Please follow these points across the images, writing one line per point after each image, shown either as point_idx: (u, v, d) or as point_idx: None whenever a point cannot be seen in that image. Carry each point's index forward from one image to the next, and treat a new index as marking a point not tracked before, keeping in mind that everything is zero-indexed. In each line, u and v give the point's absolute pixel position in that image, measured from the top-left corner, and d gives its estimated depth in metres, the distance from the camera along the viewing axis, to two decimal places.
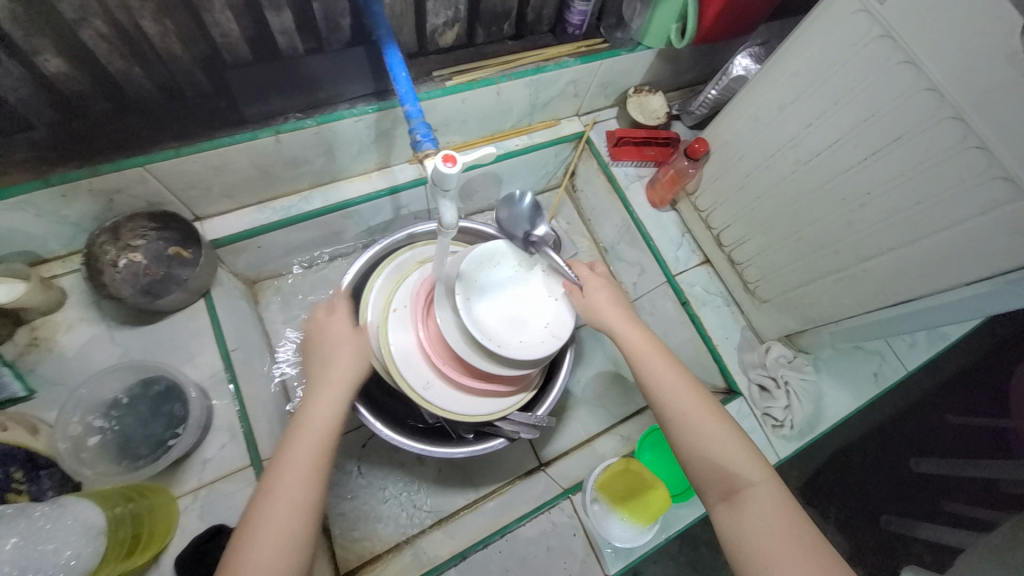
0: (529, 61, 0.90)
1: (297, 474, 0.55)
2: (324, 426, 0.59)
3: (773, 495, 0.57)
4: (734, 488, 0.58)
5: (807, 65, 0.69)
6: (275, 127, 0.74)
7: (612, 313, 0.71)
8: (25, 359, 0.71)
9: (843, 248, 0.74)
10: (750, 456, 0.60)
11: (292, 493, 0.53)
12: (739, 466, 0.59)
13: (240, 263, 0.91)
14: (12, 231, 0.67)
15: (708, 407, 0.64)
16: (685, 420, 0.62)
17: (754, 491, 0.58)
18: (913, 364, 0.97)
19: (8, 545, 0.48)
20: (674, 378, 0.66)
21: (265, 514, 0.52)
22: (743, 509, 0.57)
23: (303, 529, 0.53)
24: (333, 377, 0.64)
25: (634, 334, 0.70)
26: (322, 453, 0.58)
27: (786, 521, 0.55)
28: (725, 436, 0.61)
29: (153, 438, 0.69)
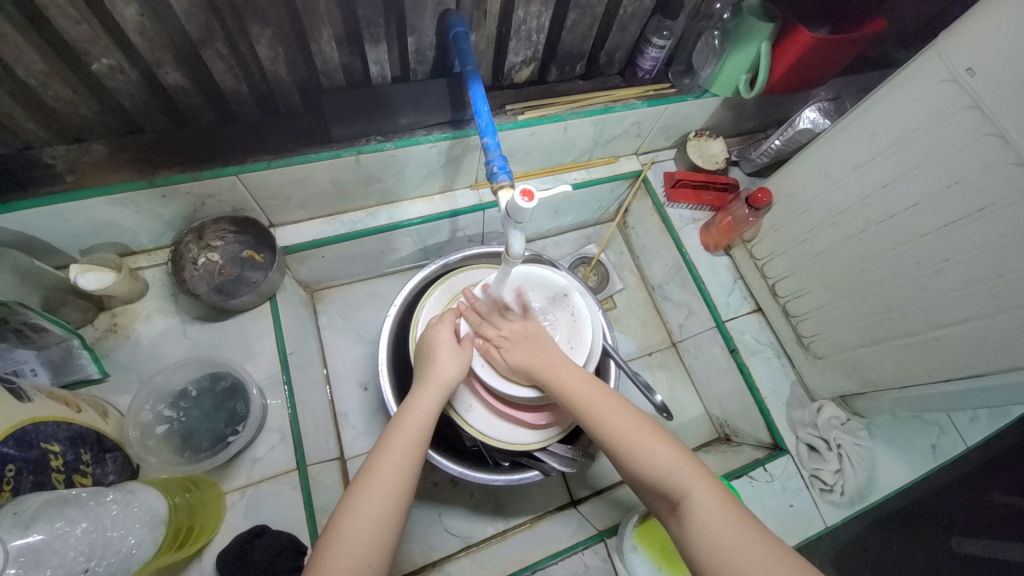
0: (598, 101, 0.93)
1: (394, 462, 0.58)
2: (424, 424, 0.62)
3: (712, 498, 0.54)
4: (675, 498, 0.55)
5: (886, 128, 0.69)
6: (357, 147, 0.78)
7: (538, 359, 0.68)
8: (103, 343, 0.76)
9: (914, 313, 0.72)
10: (684, 462, 0.57)
11: (387, 480, 0.56)
12: (673, 474, 0.56)
13: (303, 270, 0.95)
14: (112, 223, 0.73)
15: (637, 422, 0.61)
16: (612, 430, 0.60)
17: (693, 497, 0.54)
18: (975, 440, 0.92)
19: (79, 529, 0.47)
20: (591, 394, 0.63)
21: (362, 494, 0.55)
22: (687, 520, 0.54)
23: (394, 518, 0.55)
24: (431, 378, 0.67)
25: (557, 360, 0.67)
26: (416, 447, 0.60)
27: (730, 522, 0.52)
28: (655, 443, 0.59)
29: (215, 433, 0.72)
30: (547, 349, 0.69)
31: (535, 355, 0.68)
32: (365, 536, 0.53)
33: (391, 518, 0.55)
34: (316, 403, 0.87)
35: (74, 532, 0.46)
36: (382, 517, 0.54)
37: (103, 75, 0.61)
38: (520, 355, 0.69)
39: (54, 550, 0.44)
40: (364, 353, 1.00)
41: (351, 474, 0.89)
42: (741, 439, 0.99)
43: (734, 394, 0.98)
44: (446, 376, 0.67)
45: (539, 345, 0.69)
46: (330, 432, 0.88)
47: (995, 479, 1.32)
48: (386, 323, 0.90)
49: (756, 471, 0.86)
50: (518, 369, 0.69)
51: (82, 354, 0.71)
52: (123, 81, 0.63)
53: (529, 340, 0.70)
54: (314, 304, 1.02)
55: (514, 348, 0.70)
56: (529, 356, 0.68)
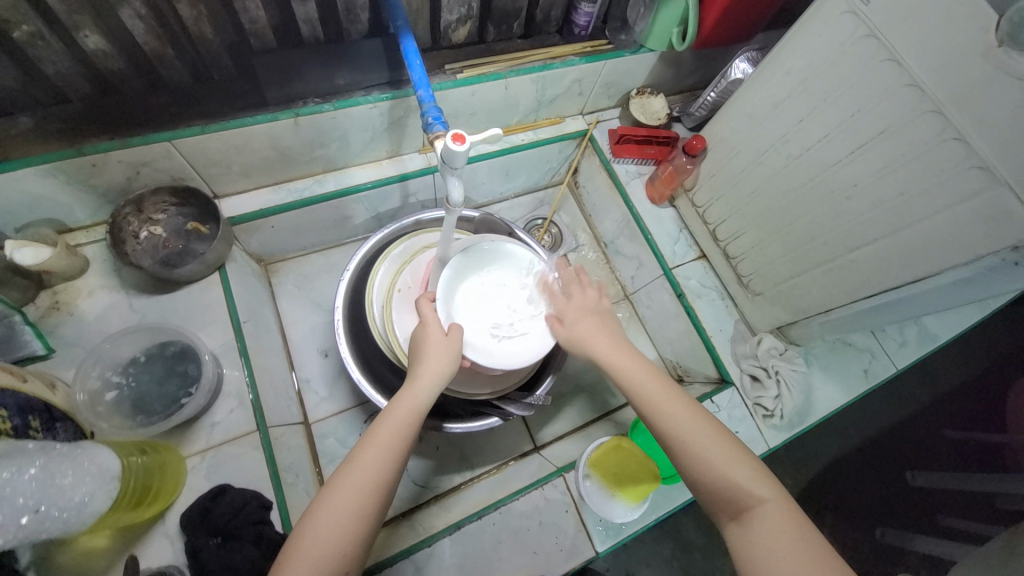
0: (537, 58, 0.94)
1: (376, 459, 0.57)
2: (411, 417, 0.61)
3: (786, 511, 0.55)
4: (744, 507, 0.56)
5: (799, 65, 0.74)
6: (295, 110, 0.78)
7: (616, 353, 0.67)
8: (46, 321, 0.74)
9: (831, 240, 0.78)
10: (760, 474, 0.58)
11: (364, 480, 0.56)
12: (749, 484, 0.57)
13: (253, 243, 0.94)
14: (42, 197, 0.71)
15: (717, 435, 0.61)
16: (679, 436, 0.60)
17: (766, 509, 0.56)
18: (903, 363, 1.01)
19: (28, 475, 0.48)
20: (664, 399, 0.63)
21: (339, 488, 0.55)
22: (755, 528, 0.55)
23: (371, 513, 0.55)
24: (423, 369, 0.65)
25: (619, 347, 0.68)
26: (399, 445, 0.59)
27: (798, 538, 0.53)
28: (733, 455, 0.59)
29: (168, 396, 0.72)
30: (606, 333, 0.70)
31: (596, 332, 0.69)
32: (336, 535, 0.53)
33: (365, 515, 0.55)
34: (276, 370, 0.88)
35: (24, 478, 0.48)
36: (358, 509, 0.55)
37: (24, 42, 0.60)
38: (579, 332, 0.70)
39: (4, 495, 0.46)
40: (323, 321, 1.01)
41: (316, 436, 0.90)
42: (691, 378, 1.05)
43: (684, 337, 1.03)
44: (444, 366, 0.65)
45: (599, 325, 0.70)
46: (292, 398, 0.89)
47: (937, 415, 1.44)
48: (341, 288, 0.92)
49: (704, 403, 0.92)
50: (574, 344, 0.70)
51: (25, 330, 0.70)
52: (43, 48, 0.62)
53: (592, 320, 0.71)
54: (270, 277, 1.02)
55: (575, 321, 0.71)
56: (592, 334, 0.69)
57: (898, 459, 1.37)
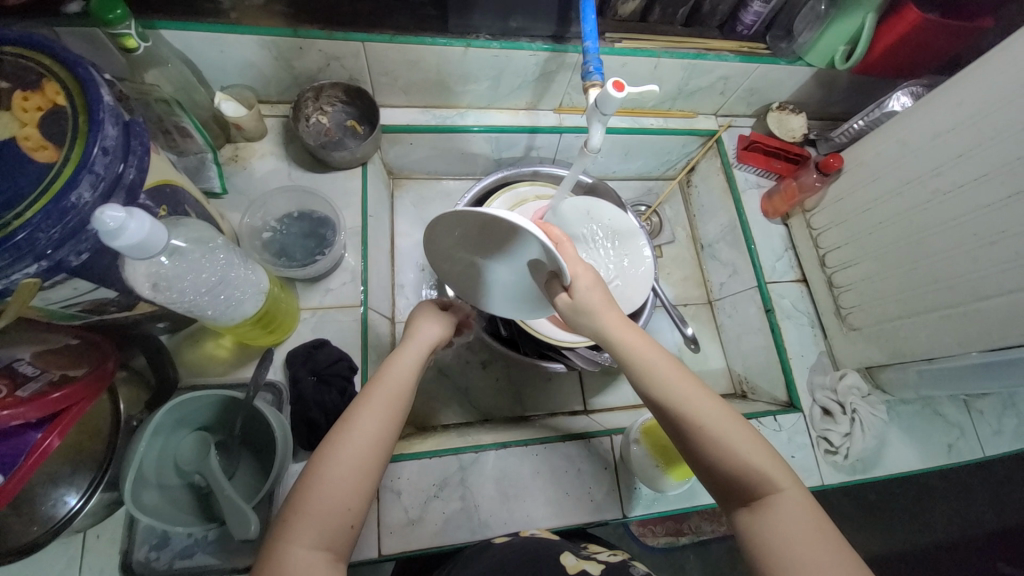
0: (693, 46, 0.97)
1: (372, 414, 0.57)
2: (401, 382, 0.61)
3: (802, 502, 0.55)
4: (758, 493, 0.57)
5: (974, 98, 0.71)
6: (468, 40, 0.87)
7: (627, 334, 0.62)
8: (225, 167, 0.88)
9: (958, 284, 0.75)
10: (778, 462, 0.57)
11: (367, 438, 0.56)
12: (766, 472, 0.56)
13: (391, 154, 1.05)
14: (253, 65, 0.85)
15: (731, 419, 0.59)
16: (702, 429, 0.58)
17: (781, 497, 0.56)
18: (993, 451, 0.94)
19: (219, 257, 0.61)
20: (687, 389, 0.60)
21: (338, 444, 0.55)
22: (768, 516, 0.55)
23: (376, 466, 0.56)
24: (411, 341, 0.67)
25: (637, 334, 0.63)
26: (396, 403, 0.60)
27: (818, 531, 0.53)
28: (750, 441, 0.58)
29: (307, 250, 0.82)
30: (612, 307, 0.63)
31: (597, 308, 0.62)
32: (342, 485, 0.54)
33: (370, 467, 0.56)
34: (382, 266, 0.98)
35: (216, 258, 0.60)
36: (360, 464, 0.55)
37: None
38: (579, 312, 0.61)
39: (203, 263, 0.59)
40: None
41: (397, 334, 1.00)
42: (756, 396, 1.04)
43: (760, 353, 1.02)
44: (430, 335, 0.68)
45: (599, 295, 0.62)
46: (388, 295, 0.99)
47: (1009, 549, 1.28)
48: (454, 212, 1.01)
49: (766, 418, 0.91)
50: (575, 315, 0.62)
51: (211, 168, 0.83)
52: None
53: (592, 292, 0.61)
54: (393, 190, 1.13)
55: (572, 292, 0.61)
56: (595, 308, 0.61)
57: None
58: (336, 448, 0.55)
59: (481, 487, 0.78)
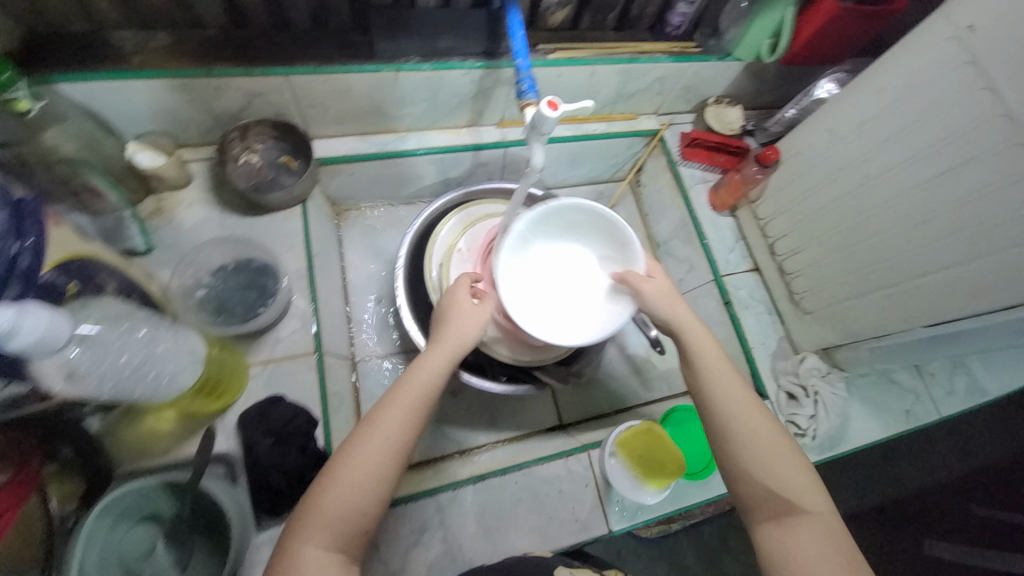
0: (626, 51, 0.97)
1: (396, 417, 0.59)
2: (428, 385, 0.62)
3: (830, 525, 0.58)
4: (786, 510, 0.59)
5: (892, 86, 0.74)
6: (397, 65, 0.83)
7: (696, 337, 0.69)
8: (149, 221, 0.82)
9: (897, 264, 0.78)
10: (816, 487, 0.60)
11: (387, 440, 0.58)
12: (800, 492, 0.60)
13: (332, 186, 1.01)
14: (165, 110, 0.79)
15: (780, 439, 0.63)
16: (751, 438, 0.62)
17: (810, 518, 0.58)
18: (949, 411, 0.98)
19: (141, 334, 0.56)
20: (743, 400, 0.65)
21: (358, 445, 0.57)
22: (793, 532, 0.58)
23: (393, 471, 0.58)
24: (446, 337, 0.66)
25: (704, 343, 0.68)
26: (420, 406, 0.61)
27: (837, 549, 0.56)
28: (793, 464, 0.61)
29: (247, 304, 0.78)
30: (687, 312, 0.70)
31: (677, 311, 0.69)
32: (357, 489, 0.56)
33: (388, 471, 0.57)
34: (335, 305, 0.94)
35: (136, 335, 0.56)
36: (377, 468, 0.57)
37: None
38: (661, 306, 0.68)
39: (120, 345, 0.54)
40: (380, 271, 1.06)
41: (360, 374, 0.96)
42: None
43: None
44: (467, 338, 0.67)
45: (675, 300, 0.70)
46: (345, 335, 0.95)
47: (979, 489, 1.36)
48: (405, 240, 0.97)
49: None
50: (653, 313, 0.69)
51: (130, 226, 0.77)
52: None
53: (672, 297, 0.70)
54: (340, 222, 1.09)
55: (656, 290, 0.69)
56: (671, 305, 0.69)
57: (917, 526, 1.34)
58: (356, 450, 0.57)
59: (463, 525, 0.76)
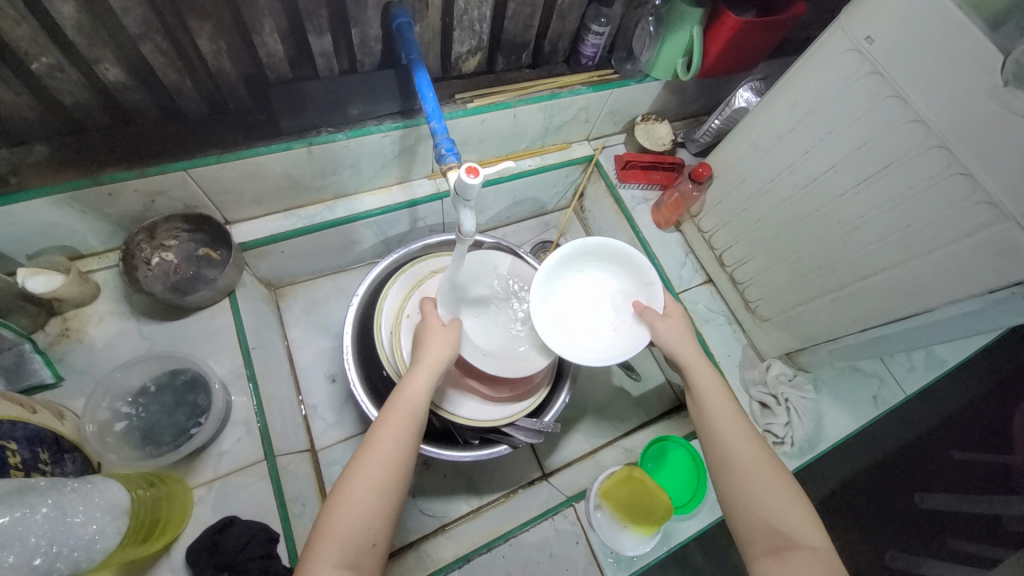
0: (545, 87, 0.96)
1: (395, 435, 0.60)
2: (419, 404, 0.63)
3: (830, 562, 0.56)
4: (785, 544, 0.57)
5: (804, 98, 0.75)
6: (309, 139, 0.79)
7: (697, 371, 0.69)
8: (55, 347, 0.74)
9: (839, 268, 0.78)
10: (814, 522, 0.59)
11: (388, 458, 0.58)
12: (797, 526, 0.58)
13: (262, 267, 0.95)
14: (56, 225, 0.72)
15: (779, 470, 0.62)
16: (746, 470, 0.62)
17: (811, 553, 0.56)
18: (912, 388, 1.01)
19: (40, 514, 0.50)
20: (742, 429, 0.65)
21: (364, 463, 0.57)
22: (794, 566, 0.55)
23: (396, 488, 0.58)
24: (425, 360, 0.67)
25: (707, 376, 0.69)
26: (415, 424, 0.62)
27: None
28: (790, 497, 0.60)
29: (177, 427, 0.72)
30: (693, 347, 0.70)
31: (684, 346, 0.70)
32: (362, 507, 0.55)
33: (393, 488, 0.57)
34: (283, 396, 0.88)
35: (35, 517, 0.49)
36: (383, 484, 0.57)
37: (43, 74, 0.61)
38: (671, 339, 0.70)
39: (16, 536, 0.47)
40: (330, 346, 1.01)
41: (323, 463, 0.90)
42: None
43: None
44: (444, 354, 0.69)
45: (688, 337, 0.71)
46: (299, 425, 0.89)
47: (955, 437, 1.39)
48: (349, 313, 0.92)
49: None
50: (665, 345, 0.70)
51: (35, 359, 0.69)
52: (63, 80, 0.62)
53: (685, 334, 0.71)
54: (278, 301, 1.02)
55: (671, 322, 0.71)
56: (680, 341, 0.70)
57: (909, 481, 1.35)
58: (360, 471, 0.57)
59: None
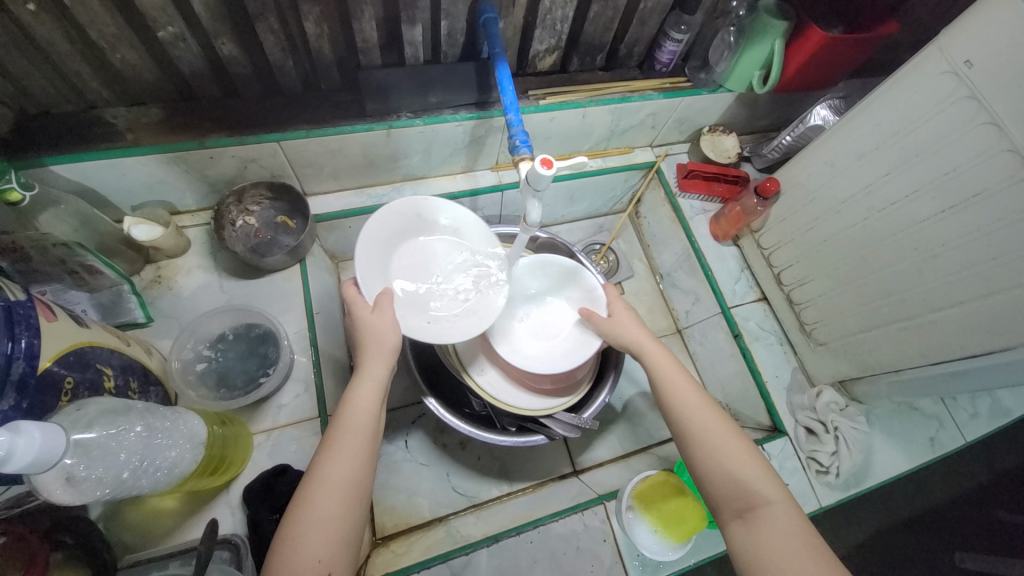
0: (616, 90, 0.97)
1: (339, 458, 0.57)
2: (365, 416, 0.61)
3: (790, 513, 0.58)
4: (749, 504, 0.59)
5: (888, 119, 0.73)
6: (389, 122, 0.84)
7: (648, 347, 0.72)
8: (148, 291, 0.82)
9: (911, 298, 0.76)
10: (768, 475, 0.60)
11: (337, 480, 0.56)
12: (756, 482, 0.60)
13: (330, 240, 1.01)
14: (161, 182, 0.79)
15: (734, 433, 0.64)
16: (701, 438, 0.63)
17: (771, 509, 0.58)
18: (974, 436, 0.95)
19: (134, 432, 0.54)
20: (694, 400, 0.66)
21: (313, 488, 0.56)
22: (758, 526, 0.57)
23: (353, 504, 0.56)
24: (368, 368, 0.64)
25: (657, 355, 0.71)
26: (363, 439, 0.59)
27: (801, 536, 0.56)
28: (745, 453, 0.62)
29: (248, 374, 0.78)
30: (634, 329, 0.75)
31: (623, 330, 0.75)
32: (319, 530, 0.54)
33: (346, 509, 0.56)
34: (338, 362, 0.93)
35: (129, 435, 0.54)
36: (335, 511, 0.55)
37: (168, 43, 0.67)
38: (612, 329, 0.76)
39: (111, 448, 0.52)
40: None
41: None
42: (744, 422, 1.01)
43: (735, 378, 1.01)
44: (390, 343, 0.64)
45: (631, 325, 0.76)
46: None
47: (1006, 495, 1.28)
48: None
49: None
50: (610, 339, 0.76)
51: (130, 299, 0.77)
52: (184, 50, 0.69)
53: (627, 321, 0.77)
54: (340, 274, 1.08)
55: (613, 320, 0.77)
56: (622, 330, 0.76)
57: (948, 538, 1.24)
58: (310, 497, 0.55)
59: None
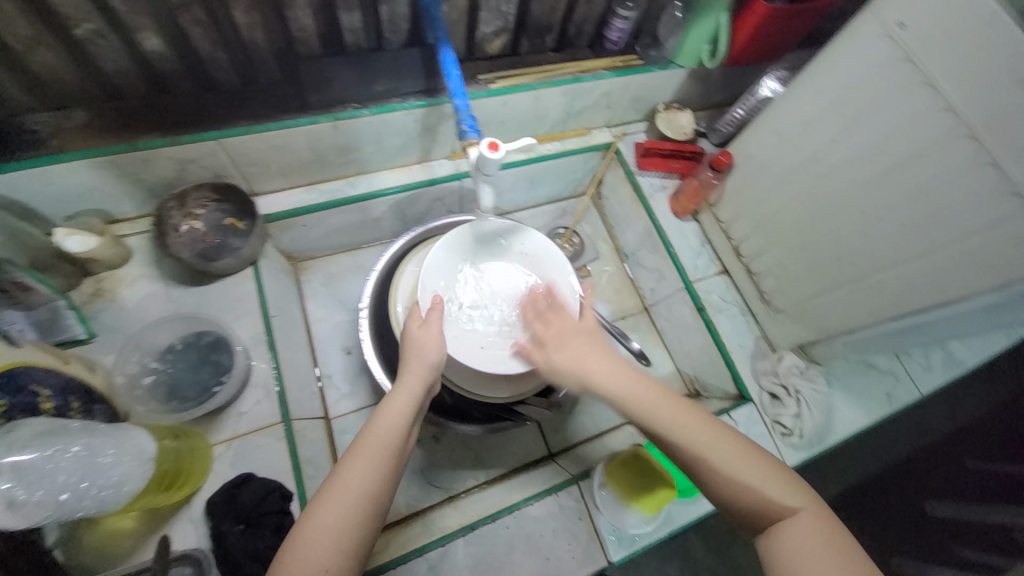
0: (568, 71, 0.96)
1: (361, 463, 0.56)
2: (394, 424, 0.60)
3: (816, 521, 0.53)
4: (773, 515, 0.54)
5: (830, 86, 0.74)
6: (334, 114, 0.81)
7: (593, 360, 0.66)
8: (89, 306, 0.78)
9: (859, 260, 0.78)
10: (790, 482, 0.56)
11: (355, 488, 0.55)
12: (780, 494, 0.55)
13: (285, 240, 0.98)
14: (92, 189, 0.75)
15: (742, 445, 0.58)
16: (702, 458, 0.57)
17: (798, 517, 0.53)
18: (928, 388, 0.99)
19: (71, 453, 0.52)
20: (684, 416, 0.60)
21: (326, 500, 0.54)
22: (785, 536, 0.52)
23: (369, 517, 0.54)
24: (405, 378, 0.65)
25: (602, 366, 0.65)
26: (390, 446, 0.59)
27: (831, 544, 0.51)
28: (760, 465, 0.57)
29: (200, 384, 0.76)
30: (587, 342, 0.68)
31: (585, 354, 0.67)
32: (326, 545, 0.51)
33: (361, 521, 0.53)
34: (302, 364, 0.91)
35: (66, 455, 0.51)
36: (348, 521, 0.53)
37: (86, 40, 0.63)
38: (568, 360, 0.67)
39: (50, 470, 0.49)
40: (347, 320, 1.03)
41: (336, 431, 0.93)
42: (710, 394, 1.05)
43: (702, 351, 1.03)
44: (433, 359, 0.66)
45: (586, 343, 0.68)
46: (315, 393, 0.92)
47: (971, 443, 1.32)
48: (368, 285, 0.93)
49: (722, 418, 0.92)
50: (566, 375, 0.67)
51: (69, 316, 0.72)
52: (104, 47, 0.65)
53: (576, 339, 0.69)
54: (299, 274, 1.05)
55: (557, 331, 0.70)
56: (580, 357, 0.67)
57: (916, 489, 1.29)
58: (322, 505, 0.54)
59: None
